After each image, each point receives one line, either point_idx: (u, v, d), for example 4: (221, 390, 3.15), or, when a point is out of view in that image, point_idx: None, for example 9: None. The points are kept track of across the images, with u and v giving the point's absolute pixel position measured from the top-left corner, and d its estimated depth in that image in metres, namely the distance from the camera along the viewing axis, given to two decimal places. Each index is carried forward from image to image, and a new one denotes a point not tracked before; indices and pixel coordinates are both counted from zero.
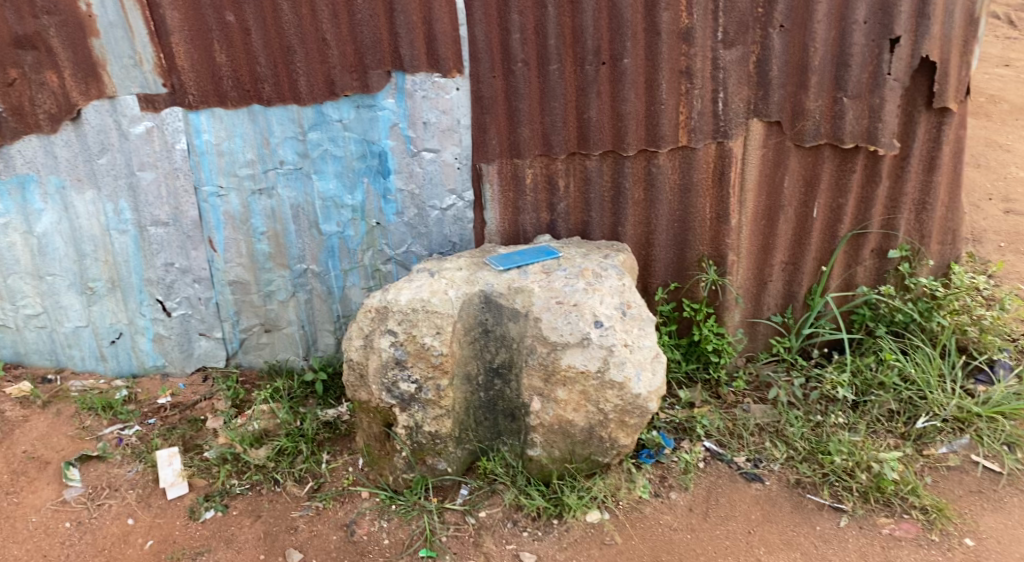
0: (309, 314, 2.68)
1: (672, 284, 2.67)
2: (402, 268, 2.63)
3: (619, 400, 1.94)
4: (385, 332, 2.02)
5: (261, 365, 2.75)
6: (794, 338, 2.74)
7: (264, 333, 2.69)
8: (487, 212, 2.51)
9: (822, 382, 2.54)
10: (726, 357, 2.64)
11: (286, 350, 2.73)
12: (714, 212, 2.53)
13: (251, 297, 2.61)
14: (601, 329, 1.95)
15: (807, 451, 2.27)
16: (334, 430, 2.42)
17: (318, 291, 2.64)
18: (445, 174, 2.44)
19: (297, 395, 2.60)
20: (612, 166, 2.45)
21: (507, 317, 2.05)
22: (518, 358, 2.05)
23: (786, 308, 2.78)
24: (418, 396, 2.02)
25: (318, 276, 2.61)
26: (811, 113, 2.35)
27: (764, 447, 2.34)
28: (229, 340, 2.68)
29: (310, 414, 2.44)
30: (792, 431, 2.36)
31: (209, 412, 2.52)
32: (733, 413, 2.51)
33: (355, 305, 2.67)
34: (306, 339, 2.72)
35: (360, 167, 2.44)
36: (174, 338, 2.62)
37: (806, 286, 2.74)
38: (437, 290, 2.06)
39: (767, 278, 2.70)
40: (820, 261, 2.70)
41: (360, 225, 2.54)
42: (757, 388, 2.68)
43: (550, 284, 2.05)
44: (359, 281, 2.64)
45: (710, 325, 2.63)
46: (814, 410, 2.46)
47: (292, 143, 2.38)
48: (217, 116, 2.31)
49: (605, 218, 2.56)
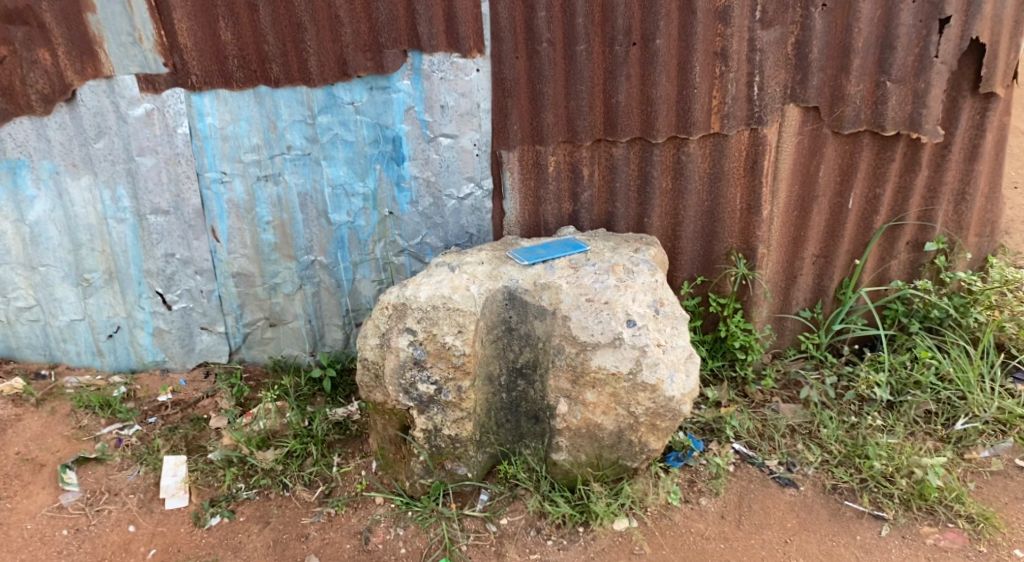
0: (317, 308, 2.55)
1: (699, 278, 2.57)
2: (416, 260, 2.50)
3: (651, 403, 1.82)
4: (403, 331, 1.90)
5: (266, 361, 2.62)
6: (824, 333, 2.64)
7: (269, 327, 2.57)
8: (507, 202, 2.39)
9: (856, 381, 2.43)
10: (753, 354, 2.55)
11: (292, 345, 2.61)
12: (745, 203, 2.41)
13: (255, 290, 2.48)
14: (634, 328, 1.82)
15: (843, 454, 2.17)
16: (344, 431, 2.30)
17: (327, 284, 2.51)
18: (463, 162, 2.31)
19: (305, 393, 2.48)
20: (639, 153, 2.32)
21: (532, 314, 1.93)
22: (543, 358, 1.93)
23: (816, 303, 2.67)
24: (438, 398, 1.90)
25: (326, 269, 2.48)
26: (852, 99, 2.22)
27: (796, 450, 2.23)
28: (232, 334, 2.55)
29: (319, 414, 2.33)
30: (826, 434, 2.25)
31: (213, 410, 2.39)
32: (763, 413, 2.40)
33: (365, 299, 2.55)
34: (313, 334, 2.59)
35: (373, 153, 2.30)
36: (174, 332, 2.49)
37: (837, 280, 2.62)
38: (458, 286, 1.94)
39: (798, 272, 2.58)
40: (853, 254, 2.58)
41: (372, 214, 2.40)
42: (786, 387, 2.57)
43: (579, 280, 1.92)
44: (369, 273, 2.51)
45: (737, 320, 2.54)
46: (847, 411, 2.35)
47: (301, 127, 2.24)
48: (221, 98, 2.16)
49: (630, 210, 2.44)
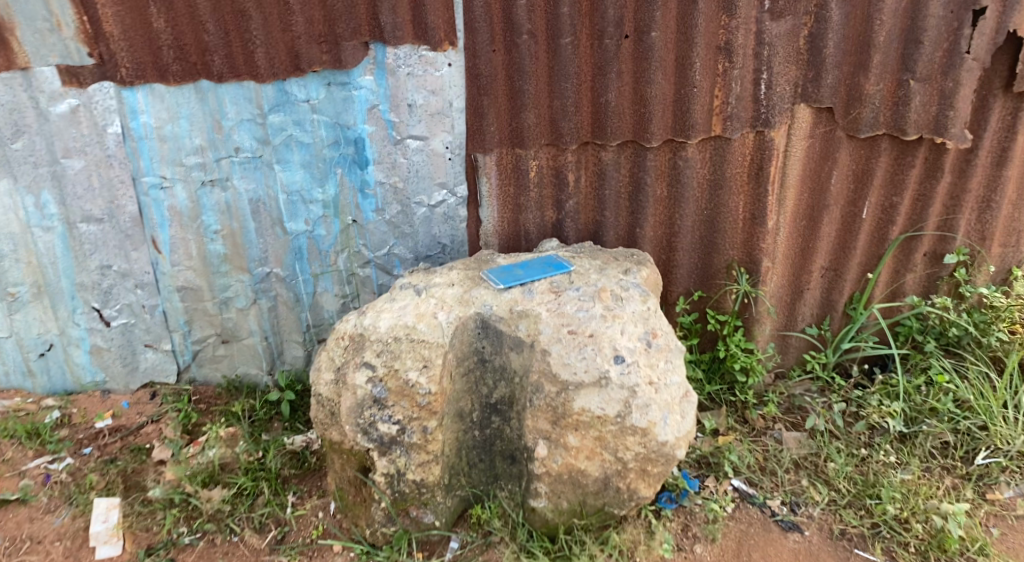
0: (274, 324, 2.31)
1: (696, 293, 2.35)
2: (383, 273, 2.27)
3: (641, 448, 1.61)
4: (360, 365, 1.66)
5: (219, 380, 2.38)
6: (832, 352, 2.42)
7: (221, 345, 2.33)
8: (484, 209, 2.17)
9: (866, 409, 2.23)
10: (755, 377, 2.32)
11: (248, 364, 2.37)
12: (748, 212, 2.19)
13: (204, 305, 2.24)
14: (622, 365, 1.60)
15: (853, 494, 1.96)
16: (302, 465, 2.08)
17: (284, 297, 2.27)
18: (434, 166, 2.08)
19: (261, 419, 2.25)
20: (631, 158, 2.09)
21: (508, 346, 1.70)
22: (519, 395, 1.71)
23: (823, 318, 2.46)
24: (400, 439, 1.67)
25: (284, 282, 2.24)
26: (870, 99, 1.99)
27: (801, 488, 2.02)
28: (181, 352, 2.31)
29: (274, 445, 2.11)
30: (834, 470, 2.04)
31: (156, 439, 2.16)
32: (765, 446, 2.20)
33: (327, 314, 2.32)
34: (271, 351, 2.36)
35: (333, 156, 2.06)
36: (115, 350, 2.25)
37: (848, 294, 2.40)
38: (424, 314, 1.70)
39: (805, 286, 2.36)
40: (865, 267, 2.36)
41: (333, 223, 2.17)
42: (789, 412, 2.37)
43: (560, 307, 1.68)
44: (331, 286, 2.27)
45: (738, 340, 2.32)
46: (857, 442, 2.14)
47: (249, 127, 1.98)
48: (157, 94, 1.90)
49: (621, 219, 2.21)
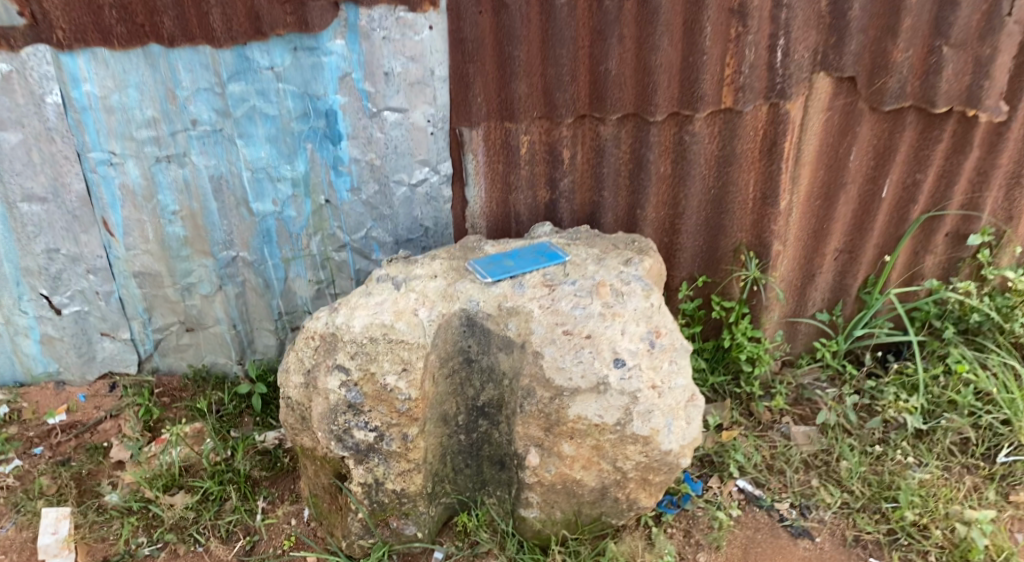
0: (243, 311, 2.14)
1: (700, 279, 2.19)
2: (360, 257, 2.10)
3: (642, 457, 1.48)
4: (333, 368, 1.48)
5: (184, 370, 2.22)
6: (843, 339, 2.28)
7: (185, 333, 2.15)
8: (470, 188, 2.00)
9: (882, 403, 2.11)
10: (761, 367, 2.19)
11: (216, 353, 2.20)
12: (758, 191, 2.02)
13: (165, 292, 2.06)
14: (623, 370, 1.43)
15: (868, 497, 1.85)
16: (273, 466, 1.92)
17: (253, 283, 2.09)
18: (415, 141, 1.89)
19: (230, 414, 2.09)
20: (632, 133, 1.90)
21: (497, 346, 1.53)
22: (509, 399, 1.56)
23: (835, 303, 2.31)
24: (378, 447, 1.52)
25: (251, 266, 2.06)
26: (897, 67, 1.80)
27: (811, 490, 1.91)
28: (141, 341, 2.13)
29: (243, 442, 1.94)
30: (847, 470, 1.93)
31: (114, 437, 2.02)
32: (775, 444, 2.06)
33: (300, 301, 2.15)
34: (240, 340, 2.19)
35: (302, 130, 1.86)
36: (68, 339, 2.08)
37: (862, 277, 2.26)
38: (403, 311, 1.52)
39: (817, 270, 2.21)
40: (882, 249, 2.21)
41: (304, 203, 1.98)
42: (796, 402, 2.25)
43: (554, 303, 1.51)
44: (304, 271, 2.10)
45: (744, 329, 2.18)
46: (870, 439, 2.03)
47: (207, 97, 1.77)
48: (100, 59, 1.67)
49: (620, 200, 2.04)
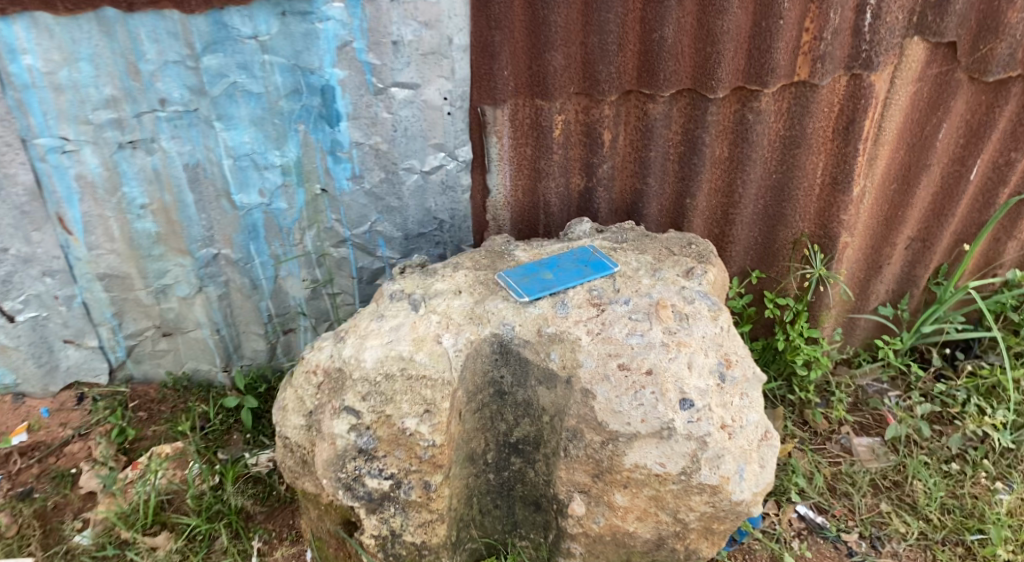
0: (228, 314, 1.88)
1: (754, 274, 1.94)
2: (362, 253, 1.83)
3: (708, 508, 1.24)
4: (340, 411, 1.23)
5: (162, 378, 1.97)
6: (909, 336, 2.04)
7: (162, 338, 1.90)
8: (492, 176, 1.72)
9: (960, 415, 1.91)
10: (817, 371, 1.96)
11: (197, 359, 1.95)
12: (827, 176, 1.74)
13: (136, 295, 1.79)
14: (691, 413, 1.18)
15: (949, 528, 1.66)
16: (268, 498, 1.71)
17: (238, 284, 1.83)
18: (428, 121, 1.60)
19: (215, 431, 1.86)
20: (685, 110, 1.62)
21: (535, 378, 1.29)
22: (549, 437, 1.33)
23: (901, 296, 2.07)
24: (394, 495, 1.27)
25: (236, 265, 1.79)
26: (1011, 30, 1.51)
27: (883, 519, 1.71)
28: (111, 348, 1.87)
29: (234, 467, 1.71)
30: (924, 494, 1.74)
31: (83, 462, 1.76)
32: (835, 455, 1.90)
33: (294, 301, 1.89)
34: (225, 345, 1.94)
35: (293, 109, 1.56)
36: (25, 349, 1.77)
37: (933, 267, 2.01)
38: (424, 339, 1.27)
39: (884, 261, 1.95)
40: (960, 236, 1.96)
41: (297, 194, 1.69)
42: (855, 407, 2.04)
43: (605, 327, 1.26)
44: (297, 269, 1.83)
45: (800, 328, 1.95)
46: (944, 454, 1.84)
47: (177, 72, 1.46)
48: (43, 26, 1.35)
49: (666, 186, 1.77)
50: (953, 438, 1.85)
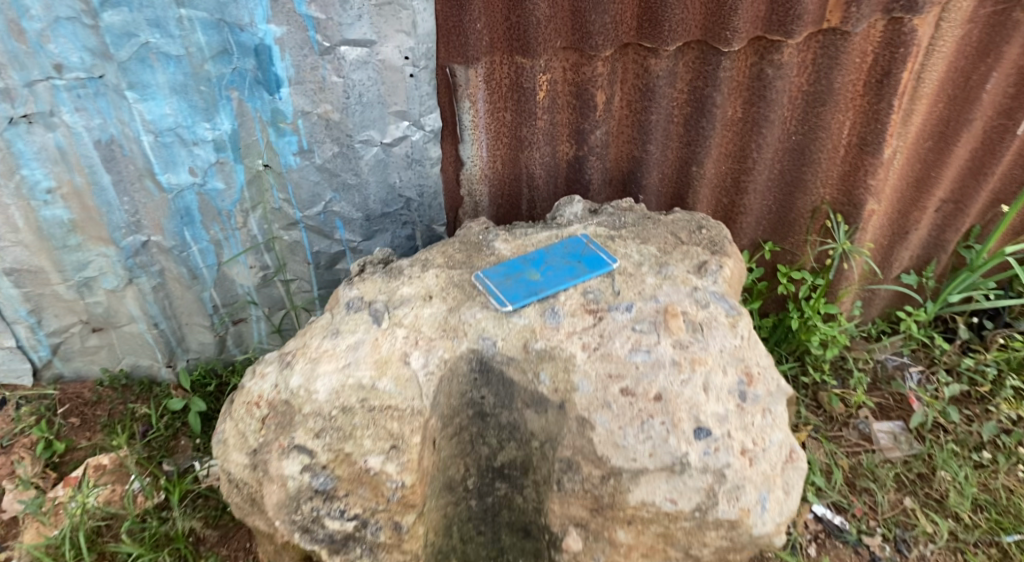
0: (166, 306, 1.62)
1: (767, 246, 1.73)
2: (320, 237, 1.59)
3: (725, 543, 1.00)
4: (289, 450, 1.02)
5: (98, 376, 1.71)
6: (933, 306, 1.88)
7: (92, 334, 1.63)
8: (466, 146, 1.47)
9: (990, 397, 1.77)
10: (833, 351, 1.79)
11: (137, 355, 1.69)
12: (854, 137, 1.51)
13: (54, 289, 1.52)
14: (706, 443, 0.99)
15: (983, 528, 1.54)
16: (220, 518, 1.52)
17: (174, 274, 1.56)
18: (387, 85, 1.33)
19: (160, 437, 1.64)
20: (693, 65, 1.37)
21: (522, 402, 1.08)
22: (538, 463, 1.13)
23: (926, 263, 1.88)
24: (360, 535, 1.02)
25: (169, 253, 1.52)
26: None
27: (909, 521, 1.57)
28: (32, 347, 1.61)
29: (180, 483, 1.51)
30: (953, 489, 1.61)
31: (5, 481, 1.52)
32: (853, 443, 1.75)
33: (242, 291, 1.65)
34: (168, 340, 1.68)
35: (222, 74, 1.29)
36: None
37: (964, 231, 1.83)
38: (389, 359, 1.06)
39: (911, 229, 1.74)
40: (995, 197, 1.77)
41: (236, 172, 1.43)
42: (873, 387, 1.87)
43: (604, 340, 1.06)
44: (241, 254, 1.58)
45: (816, 305, 1.76)
46: (973, 442, 1.70)
47: (72, 30, 1.17)
48: None
49: (669, 152, 1.54)
50: (986, 425, 1.69)
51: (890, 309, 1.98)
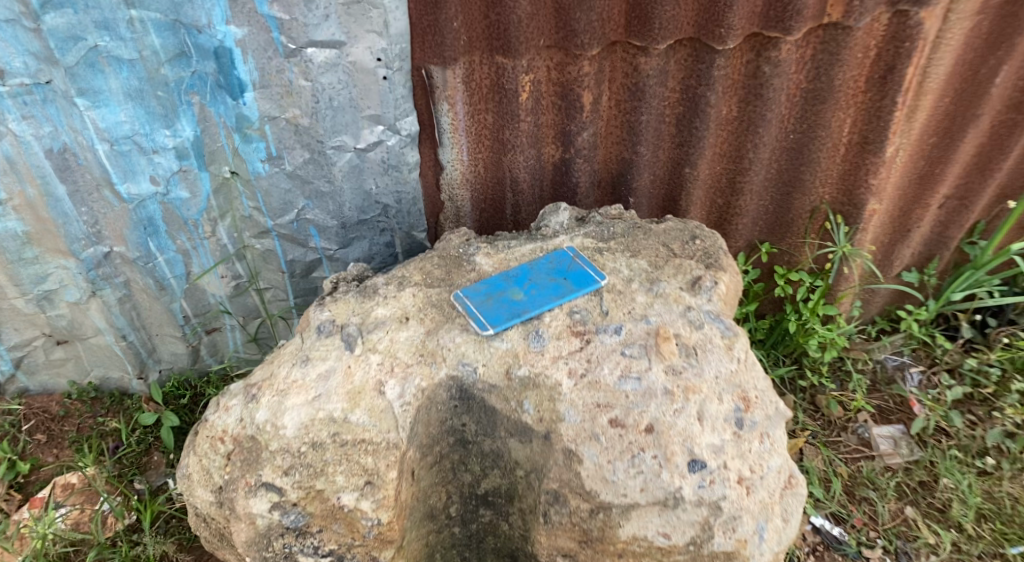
0: (134, 318, 1.53)
1: (764, 247, 1.66)
2: (293, 245, 1.50)
3: None
4: (257, 488, 0.94)
5: (65, 389, 1.63)
6: (935, 304, 1.82)
7: (57, 346, 1.55)
8: (445, 151, 1.40)
9: (994, 400, 1.72)
10: (830, 353, 1.75)
11: (107, 367, 1.61)
12: (856, 136, 1.43)
13: (12, 304, 1.43)
14: (702, 476, 0.92)
15: (987, 540, 1.50)
16: (193, 541, 1.43)
17: (140, 285, 1.47)
18: (359, 88, 1.24)
19: (131, 453, 1.55)
20: (686, 63, 1.29)
21: (505, 430, 1.02)
22: (523, 492, 1.07)
23: (929, 261, 1.83)
24: None
25: (134, 265, 1.44)
26: None
27: (911, 532, 1.53)
28: None
29: (150, 506, 1.43)
30: (957, 499, 1.57)
31: None
32: (852, 449, 1.70)
33: (213, 300, 1.56)
34: (138, 352, 1.60)
35: (181, 77, 1.20)
36: None
37: (968, 227, 1.77)
38: (362, 389, 0.99)
39: (913, 227, 1.68)
40: (1001, 192, 1.71)
41: (201, 180, 1.35)
42: (874, 389, 1.82)
43: (592, 367, 0.99)
44: (211, 264, 1.50)
45: (814, 307, 1.71)
46: (977, 448, 1.66)
47: (12, 33, 1.07)
48: None
49: (661, 153, 1.46)
50: (990, 432, 1.65)
51: (890, 307, 1.91)
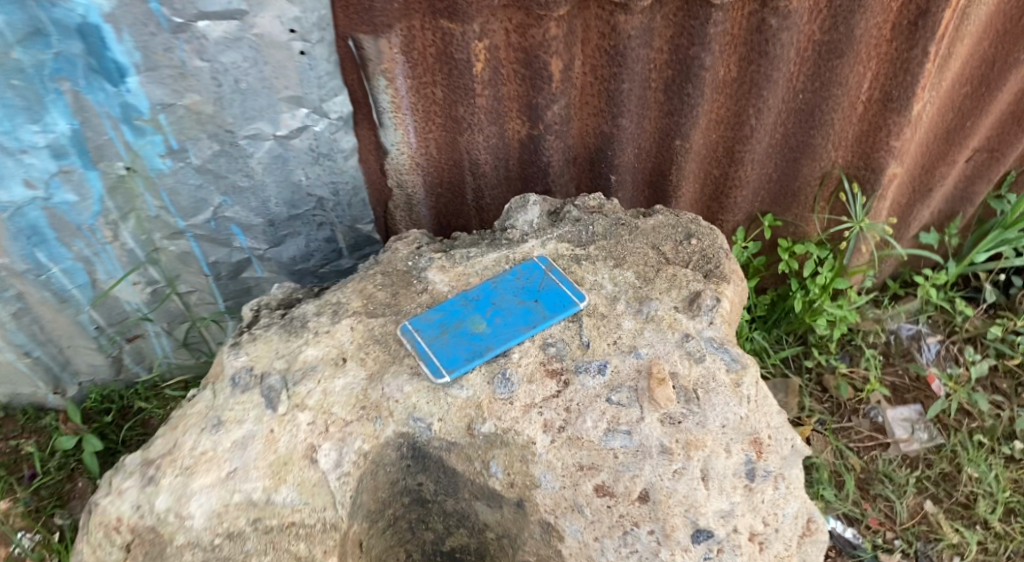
0: (37, 334, 1.26)
1: (769, 218, 1.47)
2: (217, 247, 1.28)
3: None
4: None
5: None
6: (955, 267, 1.66)
7: None
8: (388, 132, 1.17)
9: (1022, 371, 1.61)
10: (839, 330, 1.58)
11: (13, 383, 1.33)
12: (875, 93, 1.23)
13: None
14: (716, 547, 0.76)
15: (1018, 538, 1.40)
16: None
17: (36, 298, 1.19)
18: (272, 65, 1.01)
19: (50, 483, 1.32)
20: (675, 19, 1.06)
21: (469, 492, 0.84)
22: (494, 552, 0.91)
23: (949, 220, 1.65)
24: None
25: (23, 280, 1.15)
26: None
27: (935, 532, 1.41)
28: None
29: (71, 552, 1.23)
30: (982, 494, 1.45)
31: None
32: (864, 436, 1.55)
33: (130, 306, 1.32)
34: (51, 367, 1.33)
35: (41, 61, 0.91)
36: None
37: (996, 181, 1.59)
38: (286, 456, 0.80)
39: (935, 188, 1.49)
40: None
41: (91, 177, 1.08)
42: (891, 363, 1.68)
43: (572, 418, 0.81)
44: (121, 271, 1.25)
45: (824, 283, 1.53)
46: (1005, 431, 1.54)
47: None
48: None
49: (647, 123, 1.24)
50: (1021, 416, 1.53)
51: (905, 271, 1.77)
